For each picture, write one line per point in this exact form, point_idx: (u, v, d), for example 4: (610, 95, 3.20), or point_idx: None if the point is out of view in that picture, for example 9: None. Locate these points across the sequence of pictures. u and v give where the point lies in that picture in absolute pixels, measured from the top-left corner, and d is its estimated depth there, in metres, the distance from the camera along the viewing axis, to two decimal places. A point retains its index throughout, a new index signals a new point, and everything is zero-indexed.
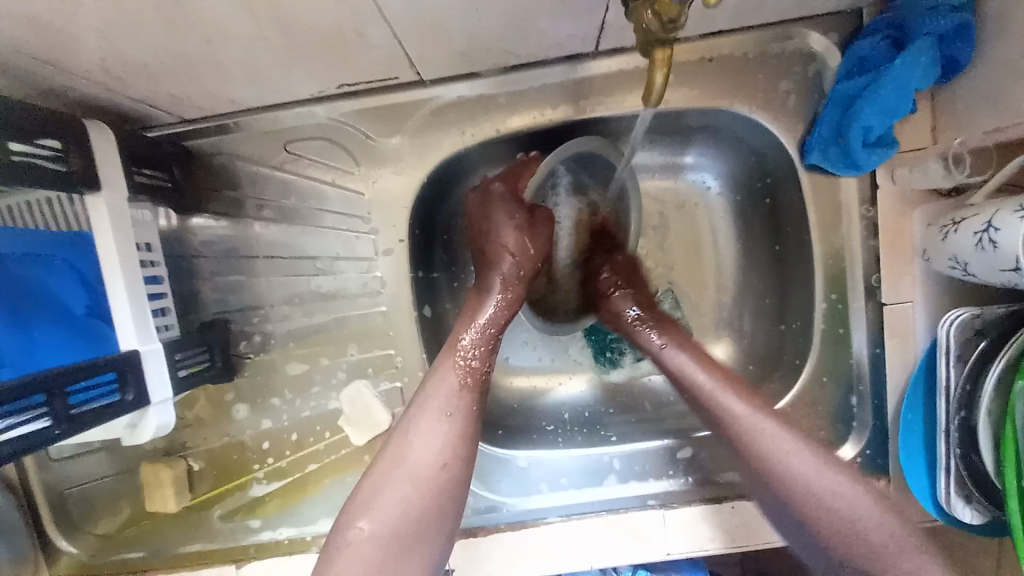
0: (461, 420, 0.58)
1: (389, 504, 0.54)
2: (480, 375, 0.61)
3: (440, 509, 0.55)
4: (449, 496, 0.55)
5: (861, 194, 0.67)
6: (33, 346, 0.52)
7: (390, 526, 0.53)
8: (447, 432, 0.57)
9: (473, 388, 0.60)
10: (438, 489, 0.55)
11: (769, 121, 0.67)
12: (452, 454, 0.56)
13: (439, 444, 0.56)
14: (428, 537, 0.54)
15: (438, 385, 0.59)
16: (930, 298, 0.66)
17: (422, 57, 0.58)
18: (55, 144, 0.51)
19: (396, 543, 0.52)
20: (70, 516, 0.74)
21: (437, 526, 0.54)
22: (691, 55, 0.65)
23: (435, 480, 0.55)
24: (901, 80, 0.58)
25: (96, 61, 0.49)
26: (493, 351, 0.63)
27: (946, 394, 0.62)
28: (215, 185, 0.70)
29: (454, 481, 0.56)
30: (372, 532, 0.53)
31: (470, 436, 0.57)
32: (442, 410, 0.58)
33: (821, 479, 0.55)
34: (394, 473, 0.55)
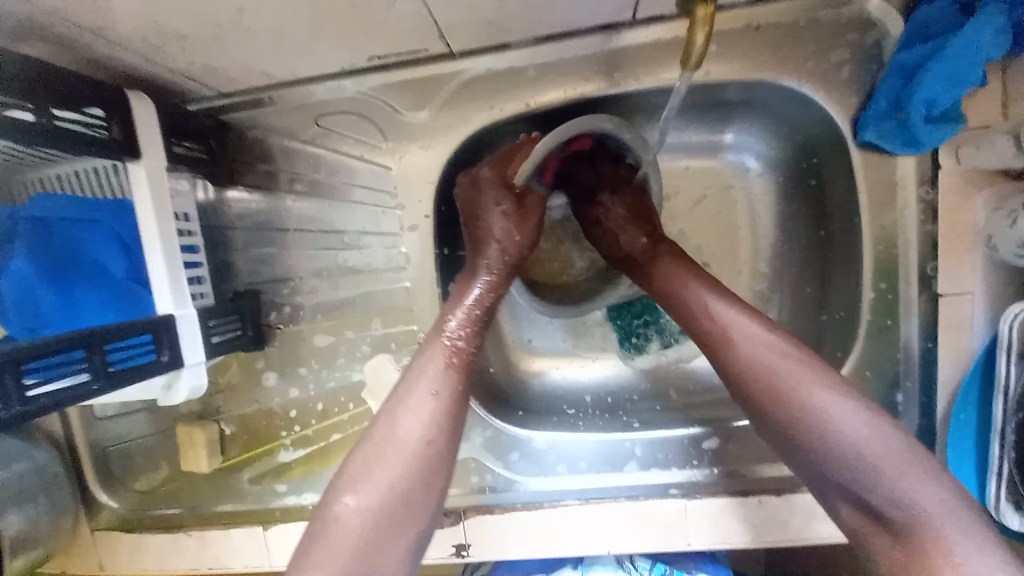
0: (448, 397, 0.57)
1: (374, 481, 0.52)
2: (467, 356, 0.60)
3: (426, 486, 0.54)
4: (434, 472, 0.54)
5: (920, 173, 0.62)
6: (75, 306, 0.55)
7: (376, 502, 0.52)
8: (434, 408, 0.56)
9: (461, 369, 0.59)
10: (424, 465, 0.54)
11: (820, 94, 0.62)
12: (437, 431, 0.55)
13: (425, 421, 0.55)
14: (414, 514, 0.52)
15: (424, 365, 0.58)
16: (992, 289, 0.60)
17: (451, 26, 0.57)
18: (99, 113, 0.53)
19: (382, 518, 0.51)
20: (116, 471, 0.79)
21: (422, 502, 0.53)
22: (735, 22, 0.61)
23: (421, 456, 0.54)
24: (971, 46, 0.53)
25: (136, 28, 0.50)
26: (482, 329, 0.62)
27: (1003, 393, 0.57)
28: (249, 158, 0.72)
29: (440, 457, 0.55)
30: (357, 507, 0.51)
31: (457, 414, 0.57)
32: (429, 388, 0.56)
33: (870, 440, 0.48)
34: (379, 450, 0.54)
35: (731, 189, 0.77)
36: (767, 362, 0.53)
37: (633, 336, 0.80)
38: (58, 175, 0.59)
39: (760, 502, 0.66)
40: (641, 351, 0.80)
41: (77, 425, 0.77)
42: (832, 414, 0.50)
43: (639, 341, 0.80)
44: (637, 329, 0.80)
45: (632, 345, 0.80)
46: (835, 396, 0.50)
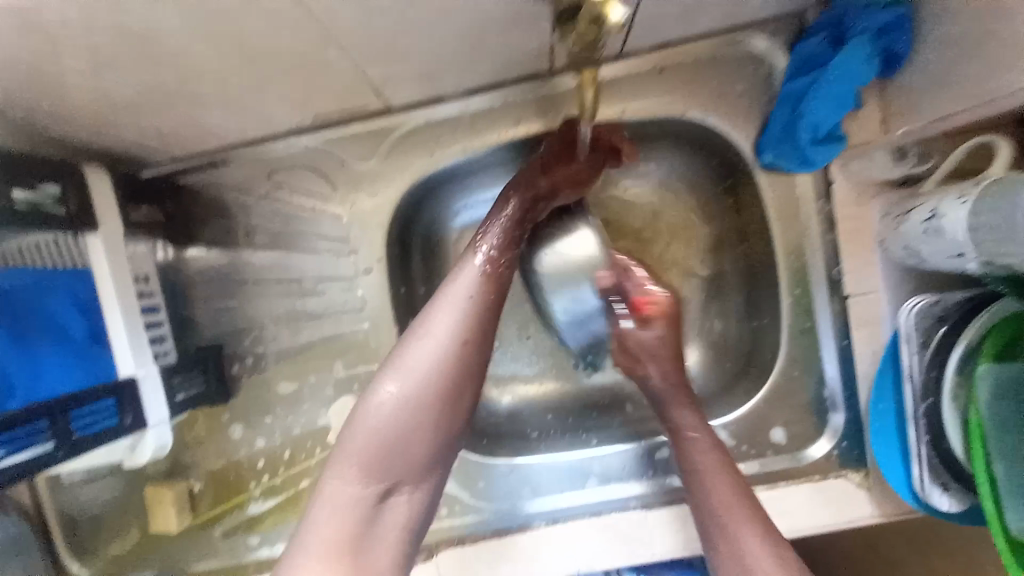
0: (486, 303, 0.59)
1: (419, 371, 0.54)
2: (502, 270, 0.62)
3: (461, 386, 0.55)
4: (471, 375, 0.56)
5: (818, 186, 0.69)
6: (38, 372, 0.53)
7: (418, 391, 0.53)
8: (472, 310, 0.57)
9: (496, 279, 0.61)
10: (462, 365, 0.55)
11: (724, 123, 0.70)
12: (475, 331, 0.57)
13: (462, 322, 0.57)
14: (450, 412, 0.54)
15: (461, 272, 0.60)
16: (893, 284, 0.67)
17: (387, 82, 0.63)
18: (54, 189, 0.57)
19: (423, 410, 0.53)
20: (79, 542, 0.77)
21: (457, 402, 0.55)
22: (643, 66, 0.68)
23: (460, 355, 0.55)
24: (844, 76, 0.60)
25: (86, 104, 0.54)
26: (512, 247, 0.65)
27: (910, 380, 0.63)
28: (206, 217, 0.75)
29: (476, 359, 0.56)
30: (398, 396, 0.53)
31: (491, 319, 0.59)
32: (466, 293, 0.58)
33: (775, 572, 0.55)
34: (422, 348, 0.55)
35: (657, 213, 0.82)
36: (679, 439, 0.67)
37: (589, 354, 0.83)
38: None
39: None
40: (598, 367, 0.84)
41: (39, 496, 0.76)
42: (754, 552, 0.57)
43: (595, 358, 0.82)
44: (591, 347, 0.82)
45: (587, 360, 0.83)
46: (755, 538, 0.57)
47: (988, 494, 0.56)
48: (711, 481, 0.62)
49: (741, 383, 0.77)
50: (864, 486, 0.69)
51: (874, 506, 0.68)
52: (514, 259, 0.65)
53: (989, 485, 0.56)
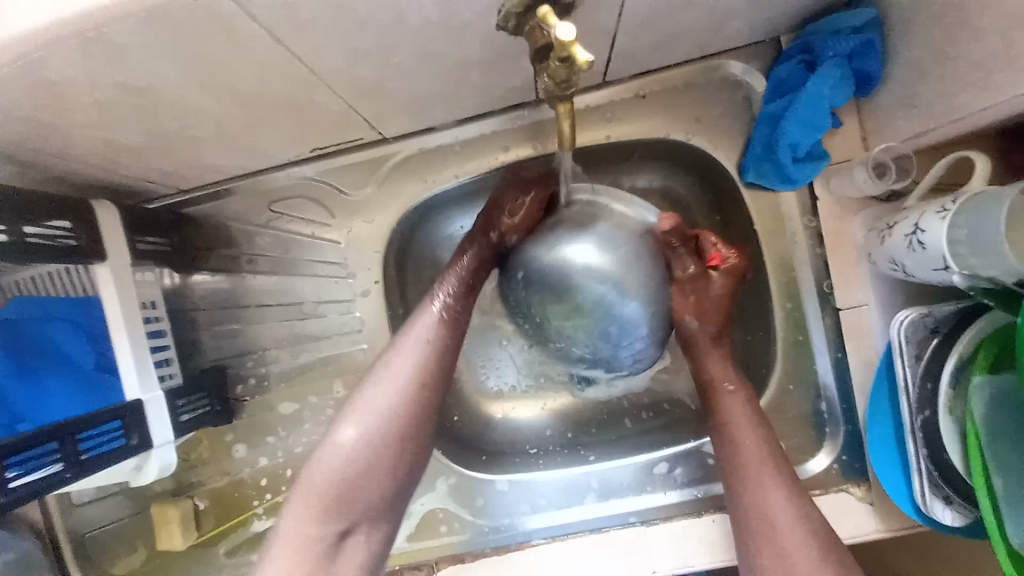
0: (439, 349, 0.62)
1: (375, 415, 0.58)
2: (456, 315, 0.65)
3: (415, 428, 0.59)
4: (423, 418, 0.59)
5: (802, 204, 0.70)
6: (42, 394, 0.59)
7: (374, 434, 0.57)
8: (426, 356, 0.61)
9: (451, 324, 0.64)
10: (415, 409, 0.59)
11: (706, 144, 0.72)
12: (427, 377, 0.60)
13: (416, 367, 0.60)
14: (405, 454, 0.58)
15: (416, 319, 0.63)
16: (883, 300, 0.67)
17: (379, 117, 0.66)
18: (66, 224, 0.60)
19: (378, 451, 0.57)
20: (90, 559, 0.80)
21: (412, 444, 0.58)
22: (624, 93, 0.71)
23: (413, 399, 0.59)
24: (817, 98, 0.62)
25: (96, 148, 0.58)
26: (469, 292, 0.67)
27: (906, 392, 0.63)
28: (211, 244, 0.78)
29: (429, 402, 0.60)
30: (356, 439, 0.57)
31: (445, 363, 0.62)
32: (421, 340, 0.61)
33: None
34: (378, 393, 0.59)
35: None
36: (735, 420, 0.65)
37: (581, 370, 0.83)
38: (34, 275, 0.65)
39: (714, 520, 0.70)
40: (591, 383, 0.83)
41: (54, 514, 0.79)
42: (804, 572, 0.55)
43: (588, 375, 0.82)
44: None
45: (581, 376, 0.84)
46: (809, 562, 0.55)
47: (988, 509, 0.55)
48: (762, 500, 0.60)
49: None
50: (865, 500, 0.69)
51: (877, 520, 0.68)
52: (471, 303, 0.67)
53: (989, 497, 0.55)
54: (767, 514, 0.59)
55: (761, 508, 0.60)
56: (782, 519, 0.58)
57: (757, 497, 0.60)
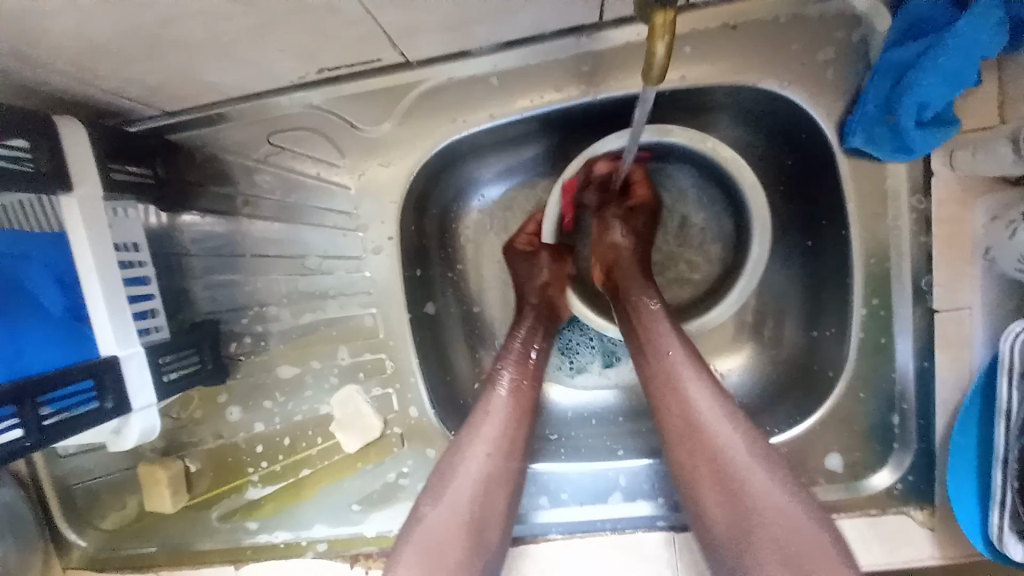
0: (514, 423, 0.60)
1: (453, 491, 0.55)
2: (527, 391, 0.62)
3: (494, 505, 0.56)
4: (497, 494, 0.56)
5: (913, 180, 0.58)
6: (16, 338, 0.50)
7: (457, 505, 0.54)
8: (501, 430, 0.59)
9: (524, 403, 0.61)
10: (497, 485, 0.56)
11: (804, 97, 0.58)
12: (500, 450, 0.58)
13: (493, 441, 0.58)
14: (482, 527, 0.54)
15: (488, 397, 0.61)
16: (989, 304, 0.57)
17: (405, 35, 0.53)
18: (23, 143, 0.49)
19: (460, 522, 0.53)
20: (78, 511, 0.75)
21: (491, 518, 0.55)
22: (712, 21, 0.56)
23: (490, 472, 0.57)
24: (965, 44, 0.48)
25: (61, 50, 0.47)
26: (528, 360, 0.64)
27: (1006, 417, 0.54)
28: (202, 179, 0.67)
29: (505, 476, 0.57)
30: (439, 511, 0.54)
31: (519, 435, 0.59)
32: (495, 414, 0.59)
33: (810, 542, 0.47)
34: (458, 464, 0.57)
35: (686, 221, 0.73)
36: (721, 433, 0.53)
37: (571, 354, 0.77)
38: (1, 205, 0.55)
39: None
40: (582, 370, 0.77)
41: (40, 463, 0.74)
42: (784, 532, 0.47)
43: (579, 362, 0.77)
44: (575, 347, 0.77)
45: (570, 365, 0.77)
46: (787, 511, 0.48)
47: None
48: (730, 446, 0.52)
49: (787, 399, 0.68)
50: (926, 525, 0.60)
51: (936, 547, 0.60)
52: (536, 380, 0.64)
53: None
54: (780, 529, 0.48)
55: (773, 525, 0.48)
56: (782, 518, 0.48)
57: (758, 503, 0.49)
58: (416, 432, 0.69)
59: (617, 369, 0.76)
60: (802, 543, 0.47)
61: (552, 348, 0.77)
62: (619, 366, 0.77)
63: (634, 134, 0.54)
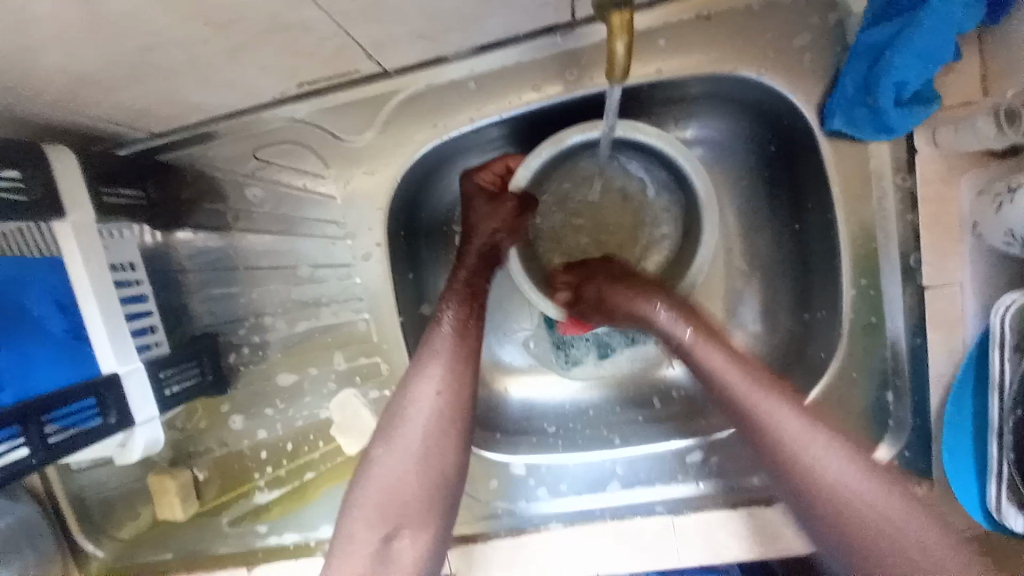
0: (457, 361, 0.60)
1: (404, 437, 0.58)
2: (468, 327, 0.62)
3: (444, 443, 0.58)
4: (445, 437, 0.58)
5: (896, 160, 0.57)
6: (27, 363, 0.51)
7: (407, 451, 0.57)
8: (445, 371, 0.60)
9: (468, 339, 0.62)
10: (442, 427, 0.58)
11: (783, 82, 0.58)
12: (446, 388, 0.59)
13: (438, 384, 0.59)
14: (434, 469, 0.57)
15: (429, 337, 0.62)
16: (979, 280, 0.57)
17: (378, 43, 0.53)
18: (13, 172, 0.50)
19: (410, 464, 0.57)
20: (94, 521, 0.78)
21: (443, 458, 0.58)
22: (686, 12, 0.56)
23: (437, 413, 0.58)
24: (939, 23, 0.48)
25: (36, 84, 0.47)
26: (474, 299, 0.64)
27: (1000, 391, 0.54)
28: (193, 197, 0.68)
29: (452, 420, 0.59)
30: (389, 457, 0.57)
31: (465, 373, 0.60)
32: (439, 355, 0.60)
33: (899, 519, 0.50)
34: (406, 409, 0.59)
35: (648, 212, 0.73)
36: (801, 443, 0.54)
37: (565, 346, 0.78)
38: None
39: (748, 512, 0.63)
40: (577, 362, 0.78)
41: (54, 478, 0.77)
42: (857, 501, 0.51)
43: (573, 353, 0.77)
44: (567, 339, 0.78)
45: (565, 357, 0.78)
46: (858, 479, 0.52)
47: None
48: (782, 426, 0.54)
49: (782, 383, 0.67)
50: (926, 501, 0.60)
51: None
52: (479, 312, 0.64)
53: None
54: (910, 555, 0.49)
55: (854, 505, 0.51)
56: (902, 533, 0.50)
57: (862, 510, 0.51)
58: None
59: (612, 360, 0.77)
60: (893, 527, 0.50)
61: (547, 343, 0.78)
62: (614, 356, 0.77)
63: (608, 109, 0.54)
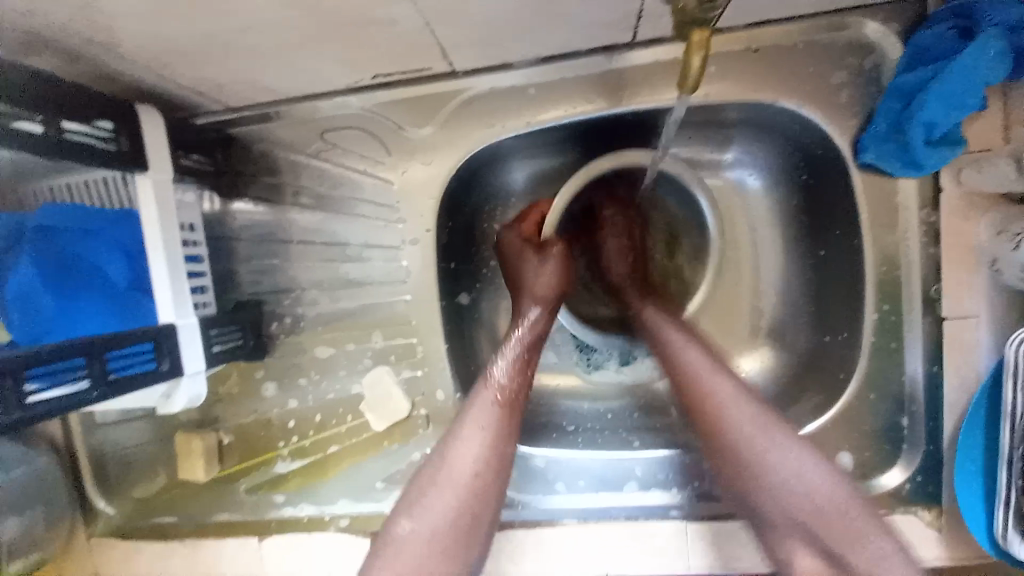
0: (500, 434, 0.59)
1: (431, 511, 0.55)
2: (513, 394, 0.62)
3: (473, 524, 0.56)
4: (478, 515, 0.56)
5: (922, 196, 0.62)
6: (74, 310, 0.55)
7: (434, 529, 0.55)
8: (487, 444, 0.58)
9: (507, 407, 0.61)
10: (474, 504, 0.56)
11: (821, 116, 0.63)
12: (486, 463, 0.58)
13: (476, 457, 0.58)
14: (460, 551, 0.55)
15: (472, 401, 0.61)
16: (997, 315, 0.60)
17: (455, 44, 0.58)
18: (108, 126, 0.54)
19: (435, 546, 0.54)
20: (109, 479, 0.79)
21: (471, 540, 0.55)
22: (735, 43, 0.61)
23: (472, 488, 0.57)
24: (975, 69, 0.52)
25: (140, 45, 0.51)
26: (526, 366, 0.64)
27: (1010, 420, 0.57)
28: (254, 170, 0.72)
29: (484, 499, 0.57)
30: (415, 533, 0.54)
31: (505, 451, 0.59)
32: (481, 425, 0.59)
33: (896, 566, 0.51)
34: (437, 480, 0.57)
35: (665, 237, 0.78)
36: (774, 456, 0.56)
37: (588, 350, 0.80)
38: (73, 182, 0.60)
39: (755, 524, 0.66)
40: (599, 366, 0.80)
41: (77, 432, 0.78)
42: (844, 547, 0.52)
43: (596, 357, 0.80)
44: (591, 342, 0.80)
45: (587, 360, 0.80)
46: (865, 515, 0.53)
47: None
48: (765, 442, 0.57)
49: (801, 402, 0.70)
50: (934, 526, 0.62)
51: (942, 549, 0.62)
52: (528, 380, 0.64)
53: None
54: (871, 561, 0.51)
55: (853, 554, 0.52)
56: (823, 496, 0.54)
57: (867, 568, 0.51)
58: (440, 416, 0.72)
59: (632, 367, 0.80)
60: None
61: (571, 345, 0.81)
62: (635, 364, 0.80)
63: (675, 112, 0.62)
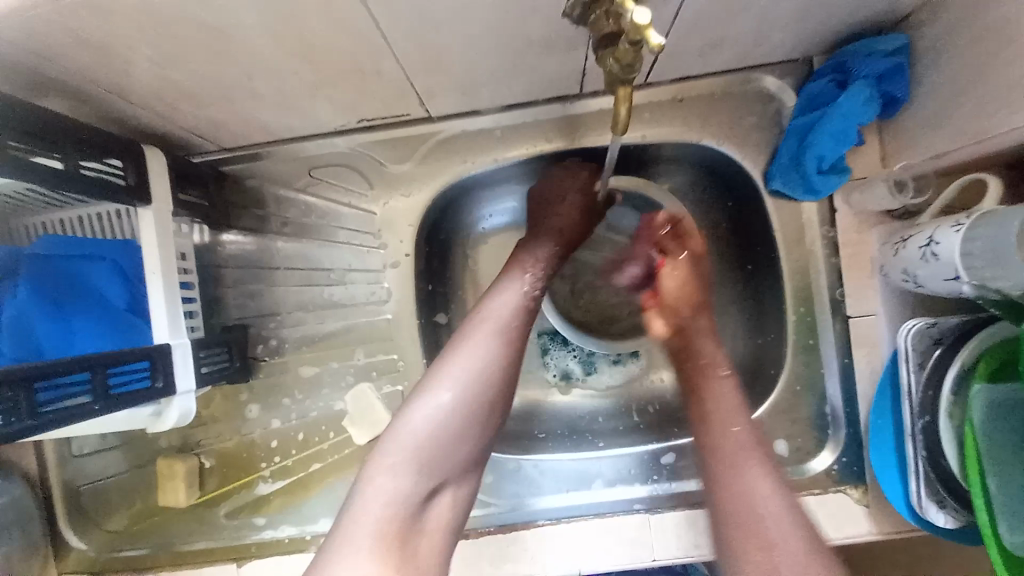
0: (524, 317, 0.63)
1: (468, 377, 0.57)
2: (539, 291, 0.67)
3: (498, 405, 0.58)
4: (503, 394, 0.59)
5: (822, 215, 0.74)
6: (68, 330, 0.59)
7: (465, 397, 0.56)
8: (515, 321, 0.62)
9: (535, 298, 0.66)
10: (502, 383, 0.59)
11: (737, 152, 0.76)
12: (517, 341, 0.61)
13: (507, 333, 0.61)
14: (483, 423, 0.57)
15: (505, 289, 0.64)
16: (893, 312, 0.71)
17: (431, 94, 0.68)
18: (117, 164, 0.60)
19: (463, 414, 0.55)
20: (82, 509, 0.78)
21: (494, 415, 0.58)
22: (663, 93, 0.74)
23: (504, 364, 0.59)
24: (848, 113, 0.66)
25: (153, 92, 0.58)
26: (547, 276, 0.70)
27: (908, 398, 0.65)
28: (244, 203, 0.79)
29: (512, 377, 0.59)
30: (450, 395, 0.56)
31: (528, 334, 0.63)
32: (513, 307, 0.63)
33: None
34: (473, 349, 0.58)
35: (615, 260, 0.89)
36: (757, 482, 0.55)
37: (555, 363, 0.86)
38: (79, 215, 0.65)
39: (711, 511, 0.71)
40: (568, 378, 0.86)
41: (53, 462, 0.78)
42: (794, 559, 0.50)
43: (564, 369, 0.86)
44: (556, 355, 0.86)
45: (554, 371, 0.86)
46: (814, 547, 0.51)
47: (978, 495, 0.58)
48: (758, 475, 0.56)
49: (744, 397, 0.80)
50: (861, 502, 0.71)
51: (872, 523, 0.70)
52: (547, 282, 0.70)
53: (979, 477, 0.58)
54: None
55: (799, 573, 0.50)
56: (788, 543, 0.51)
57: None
58: None
59: (596, 376, 0.86)
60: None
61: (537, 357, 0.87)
62: (598, 373, 0.86)
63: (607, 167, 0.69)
